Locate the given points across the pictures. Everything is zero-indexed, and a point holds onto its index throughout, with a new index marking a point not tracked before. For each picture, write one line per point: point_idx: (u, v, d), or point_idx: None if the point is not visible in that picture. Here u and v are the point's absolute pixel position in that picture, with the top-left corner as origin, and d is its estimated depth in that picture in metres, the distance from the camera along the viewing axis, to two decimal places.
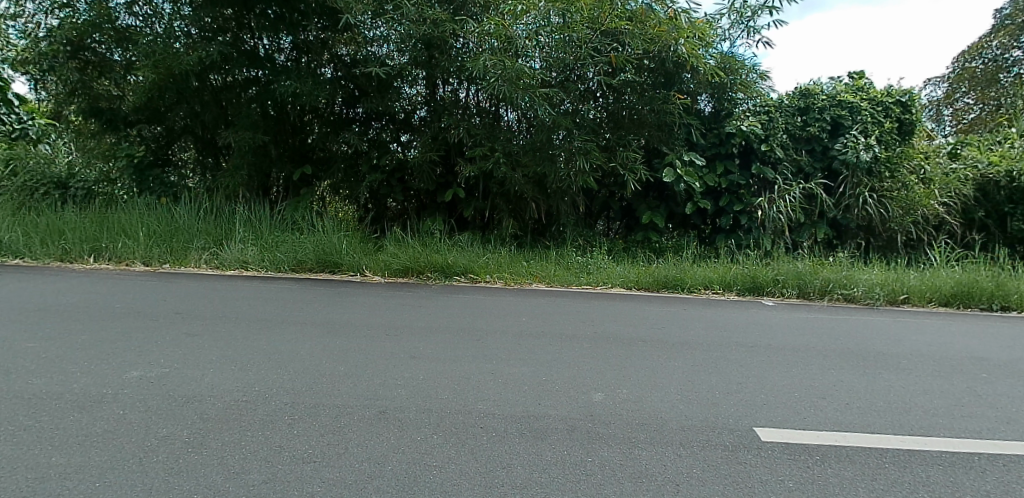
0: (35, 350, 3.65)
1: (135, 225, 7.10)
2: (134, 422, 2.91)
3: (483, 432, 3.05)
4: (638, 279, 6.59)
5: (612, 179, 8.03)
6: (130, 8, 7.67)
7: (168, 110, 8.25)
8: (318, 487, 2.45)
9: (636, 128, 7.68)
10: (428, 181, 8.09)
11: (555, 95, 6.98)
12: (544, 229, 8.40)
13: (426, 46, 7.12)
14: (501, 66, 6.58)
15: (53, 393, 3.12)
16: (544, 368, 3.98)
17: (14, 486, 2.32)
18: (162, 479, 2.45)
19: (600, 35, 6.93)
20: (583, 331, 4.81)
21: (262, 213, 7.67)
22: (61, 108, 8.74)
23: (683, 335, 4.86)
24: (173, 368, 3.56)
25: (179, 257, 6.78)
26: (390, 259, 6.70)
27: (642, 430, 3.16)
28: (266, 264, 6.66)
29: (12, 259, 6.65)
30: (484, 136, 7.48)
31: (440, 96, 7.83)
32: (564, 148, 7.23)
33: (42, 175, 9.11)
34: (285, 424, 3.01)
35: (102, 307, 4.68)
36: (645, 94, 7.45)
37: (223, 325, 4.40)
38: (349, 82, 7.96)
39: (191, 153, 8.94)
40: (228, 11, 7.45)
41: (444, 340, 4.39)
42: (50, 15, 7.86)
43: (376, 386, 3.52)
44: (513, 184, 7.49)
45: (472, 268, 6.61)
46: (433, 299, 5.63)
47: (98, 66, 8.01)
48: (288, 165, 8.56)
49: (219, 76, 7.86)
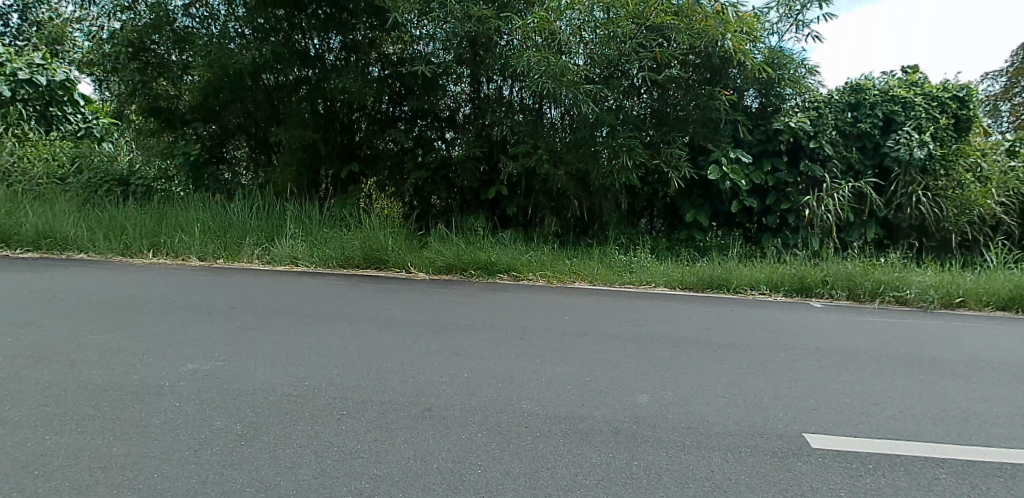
0: (98, 341, 3.79)
1: (191, 222, 7.33)
2: (190, 414, 2.99)
3: (526, 432, 3.02)
4: (683, 278, 6.46)
5: (656, 176, 7.89)
6: (188, 9, 7.91)
7: (222, 109, 8.47)
8: (367, 483, 2.46)
9: (680, 125, 7.55)
10: (471, 179, 8.13)
11: (599, 91, 6.97)
12: (586, 227, 8.34)
13: (471, 44, 7.17)
14: (545, 62, 6.57)
15: (116, 384, 3.23)
16: (587, 368, 3.93)
17: (79, 475, 2.41)
18: (217, 471, 2.50)
19: (645, 30, 6.85)
20: (627, 331, 4.74)
21: (311, 210, 7.82)
22: (123, 108, 9.08)
23: (729, 337, 4.73)
24: (226, 361, 3.63)
25: (232, 252, 6.94)
26: (434, 256, 6.74)
27: (688, 434, 3.08)
28: (315, 260, 6.80)
29: (76, 254, 6.89)
30: (527, 132, 7.52)
31: (483, 94, 7.83)
32: (608, 144, 7.17)
33: (106, 173, 9.39)
34: (334, 418, 3.05)
35: (161, 300, 4.84)
36: (690, 90, 7.36)
37: (275, 320, 4.48)
38: (395, 80, 8.04)
39: (245, 151, 9.21)
40: (280, 12, 7.62)
41: (487, 337, 4.38)
42: (112, 17, 8.19)
43: (420, 382, 3.53)
44: (556, 182, 7.50)
45: (515, 266, 6.59)
46: (475, 297, 5.62)
47: (157, 67, 8.28)
48: (337, 163, 8.76)
49: (271, 75, 7.97)
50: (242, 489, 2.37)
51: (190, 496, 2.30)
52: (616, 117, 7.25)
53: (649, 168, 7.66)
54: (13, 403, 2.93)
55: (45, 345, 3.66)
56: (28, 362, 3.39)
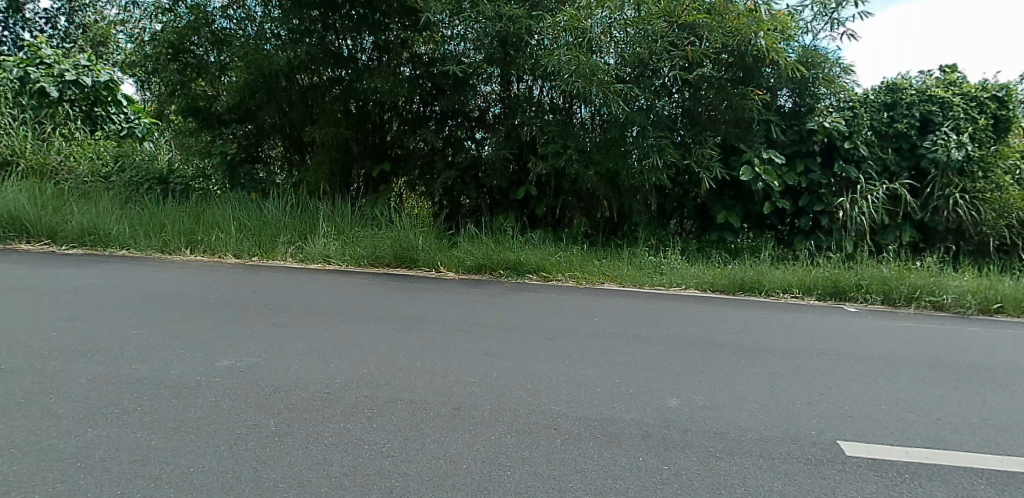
0: (138, 336, 3.87)
1: (227, 220, 7.46)
2: (224, 409, 3.02)
3: (556, 434, 3.00)
4: (713, 280, 6.36)
5: (687, 176, 7.79)
6: (226, 11, 8.14)
7: (259, 109, 8.58)
8: (397, 482, 2.46)
9: (712, 125, 7.51)
10: (501, 179, 8.12)
11: (630, 91, 6.92)
12: (616, 228, 8.28)
13: (502, 43, 7.17)
14: (576, 61, 6.55)
15: (154, 379, 3.28)
16: (616, 370, 3.89)
17: (120, 467, 2.45)
18: (250, 467, 2.52)
19: (677, 29, 6.82)
20: (656, 333, 4.69)
21: (343, 210, 7.92)
22: (164, 108, 9.24)
23: (760, 341, 4.64)
24: (260, 358, 3.68)
25: (267, 250, 7.06)
26: (464, 256, 6.75)
27: (720, 439, 3.03)
28: (347, 259, 6.87)
29: (118, 250, 7.08)
30: (557, 133, 7.52)
31: (514, 94, 7.88)
32: (638, 145, 7.16)
33: (147, 172, 9.51)
34: (365, 416, 3.06)
35: (199, 297, 4.94)
36: (722, 90, 7.23)
37: (307, 317, 4.54)
38: (426, 81, 8.13)
39: (279, 150, 9.28)
40: (314, 13, 7.68)
41: (516, 338, 4.37)
42: (154, 19, 8.34)
43: (450, 382, 3.54)
44: (586, 182, 7.50)
45: (544, 266, 6.57)
46: (505, 297, 5.62)
47: (197, 67, 8.44)
48: (368, 162, 8.83)
49: (306, 76, 8.13)
50: (275, 485, 2.39)
51: (225, 490, 2.33)
52: (647, 117, 7.21)
53: (680, 168, 7.60)
54: (58, 396, 3.01)
55: (86, 340, 3.74)
56: (72, 355, 3.48)
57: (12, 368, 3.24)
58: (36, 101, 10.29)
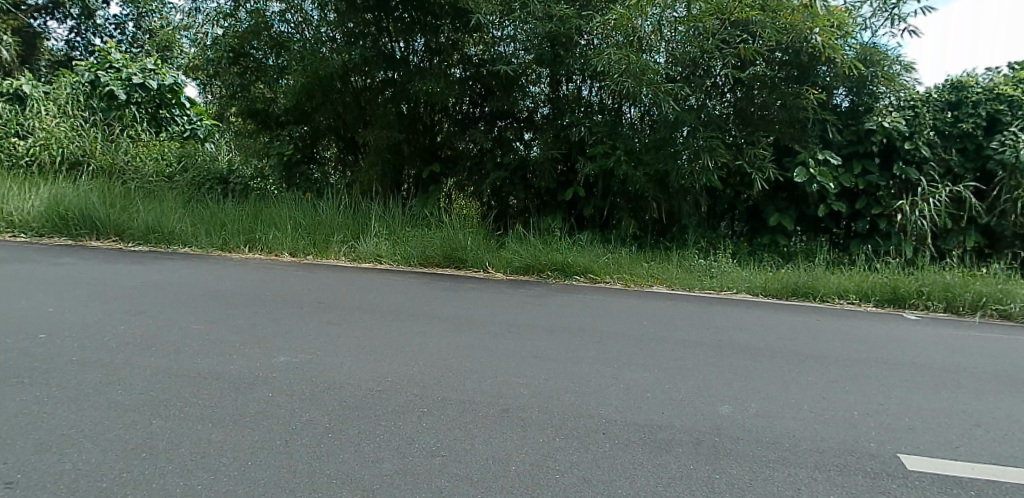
0: (200, 331, 4.00)
1: (284, 219, 7.66)
2: (281, 404, 3.09)
3: (604, 439, 2.94)
4: (766, 284, 6.19)
5: (738, 178, 7.68)
6: (284, 15, 8.38)
7: (314, 111, 8.76)
8: (447, 482, 2.45)
9: (766, 125, 7.36)
10: (549, 179, 8.11)
11: (681, 90, 6.87)
12: (664, 230, 8.13)
13: (552, 43, 7.18)
14: (626, 61, 6.55)
15: (215, 373, 3.38)
16: (666, 375, 3.81)
17: (181, 459, 2.52)
18: (304, 461, 2.56)
19: (729, 26, 6.73)
20: (708, 338, 4.57)
21: (394, 209, 8.08)
22: (224, 111, 9.54)
23: (816, 349, 4.48)
24: (315, 354, 3.75)
25: (321, 249, 7.23)
26: (512, 256, 6.74)
27: (774, 449, 2.91)
28: (398, 258, 6.97)
29: (181, 247, 7.34)
30: (606, 134, 7.47)
31: (563, 94, 7.89)
32: (688, 145, 7.03)
33: (208, 172, 9.80)
34: (416, 415, 3.08)
35: (256, 294, 5.08)
36: (776, 88, 7.11)
37: (360, 316, 4.61)
38: (476, 82, 8.15)
39: (333, 151, 9.46)
40: (369, 16, 7.95)
41: (565, 340, 4.33)
42: (215, 23, 8.62)
43: (498, 383, 3.52)
44: (634, 184, 7.38)
45: (592, 268, 6.53)
46: (552, 299, 5.59)
47: (256, 70, 8.77)
48: (418, 162, 8.86)
49: (360, 78, 8.28)
50: (328, 480, 2.42)
51: (281, 484, 2.37)
52: (698, 117, 7.15)
53: (732, 169, 7.51)
54: (125, 388, 3.12)
55: (151, 333, 3.89)
56: (136, 349, 3.60)
57: (82, 361, 3.38)
58: (105, 105, 10.95)
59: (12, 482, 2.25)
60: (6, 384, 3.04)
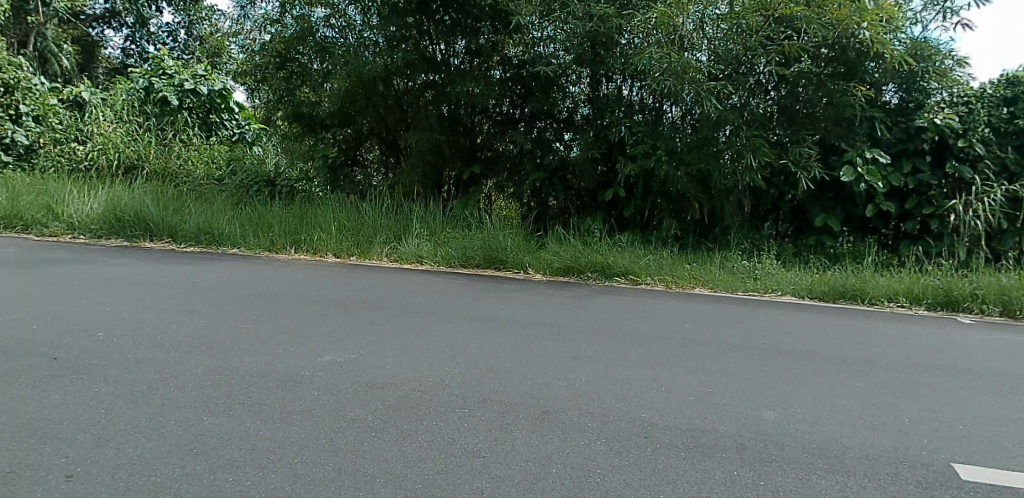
0: (248, 330, 4.09)
1: (328, 220, 7.79)
2: (325, 403, 3.13)
3: (646, 443, 2.89)
4: (811, 287, 6.04)
5: (782, 177, 7.50)
6: (328, 20, 8.52)
7: (358, 114, 8.93)
8: (488, 484, 2.43)
9: (812, 123, 7.19)
10: (590, 179, 8.06)
11: (723, 88, 6.75)
12: (706, 231, 8.01)
13: (592, 44, 7.25)
14: (667, 59, 6.53)
15: (263, 371, 3.44)
16: (709, 378, 3.73)
17: (230, 456, 2.57)
18: (348, 460, 2.58)
19: (772, 22, 6.62)
20: (752, 342, 4.46)
21: (436, 211, 8.20)
22: (272, 114, 9.71)
23: (865, 353, 4.33)
24: (359, 354, 3.79)
25: (364, 250, 7.34)
26: (552, 257, 6.75)
27: (823, 456, 2.82)
28: (439, 259, 7.01)
29: (231, 248, 7.54)
30: (646, 134, 7.42)
31: (602, 94, 7.85)
32: (732, 145, 6.92)
33: (256, 174, 10.00)
34: (457, 416, 3.08)
35: (302, 294, 5.18)
36: (822, 85, 6.94)
37: (402, 316, 4.65)
38: (516, 83, 8.22)
39: (376, 153, 9.59)
40: (410, 20, 8.03)
41: (606, 342, 4.29)
42: (263, 30, 8.86)
43: (539, 384, 3.51)
44: (676, 184, 7.39)
45: (632, 269, 6.46)
46: (593, 300, 5.56)
47: (301, 75, 8.84)
48: (458, 164, 8.99)
49: (401, 81, 8.37)
50: (373, 479, 2.43)
51: (324, 482, 2.39)
52: (740, 115, 6.96)
53: (775, 168, 7.34)
54: (177, 385, 3.21)
55: (202, 332, 4.00)
56: (187, 348, 3.70)
57: (137, 358, 3.49)
58: (159, 110, 11.82)
59: (72, 475, 2.33)
60: (67, 379, 3.16)
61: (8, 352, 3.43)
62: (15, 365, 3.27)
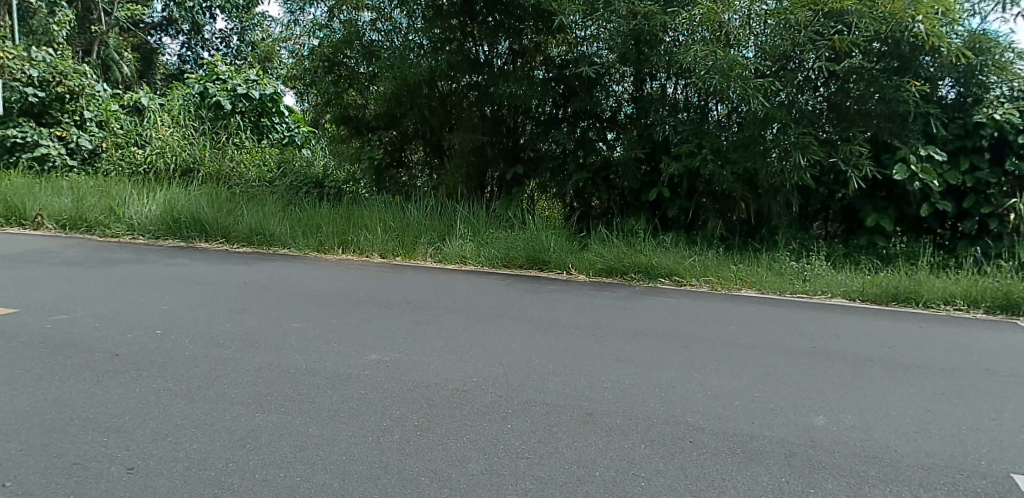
0: (297, 328, 4.18)
1: (375, 221, 7.95)
2: (371, 401, 3.17)
3: (691, 447, 2.82)
4: (862, 289, 5.86)
5: (832, 176, 7.32)
6: (374, 24, 8.62)
7: (403, 116, 8.98)
8: (532, 484, 2.40)
9: (864, 120, 6.95)
10: (633, 179, 7.97)
11: (771, 85, 6.63)
12: (752, 231, 7.91)
13: (636, 42, 7.21)
14: (713, 56, 6.49)
15: (311, 369, 3.51)
16: (756, 383, 3.65)
17: (280, 452, 2.61)
18: (394, 458, 2.60)
19: (822, 17, 6.46)
20: (801, 345, 4.35)
21: (479, 212, 8.28)
22: (320, 118, 9.96)
23: (920, 358, 4.16)
24: (404, 354, 3.83)
25: (409, 251, 7.43)
26: (595, 258, 6.71)
27: (873, 464, 2.69)
28: (482, 260, 7.06)
29: (281, 249, 7.70)
30: (692, 132, 7.33)
31: (646, 92, 7.74)
32: (779, 142, 6.84)
33: (305, 177, 10.44)
34: (500, 416, 3.08)
35: (349, 293, 5.29)
36: (874, 81, 6.74)
37: (445, 316, 4.69)
38: (558, 83, 8.18)
39: (421, 155, 9.66)
40: (454, 22, 8.13)
41: (650, 344, 4.25)
42: (311, 35, 9.00)
43: (582, 386, 3.49)
44: (722, 183, 7.25)
45: (677, 271, 6.38)
46: (635, 301, 5.51)
47: (348, 78, 9.00)
48: (501, 165, 8.97)
49: (445, 82, 8.46)
50: (417, 477, 2.43)
51: (369, 479, 2.40)
52: (789, 112, 6.85)
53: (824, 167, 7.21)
54: (230, 382, 3.29)
55: (252, 330, 4.10)
56: (241, 345, 3.81)
57: (193, 355, 3.61)
58: (213, 114, 12.54)
59: (133, 467, 2.40)
60: (128, 375, 3.28)
61: (72, 349, 3.58)
62: (81, 361, 3.42)
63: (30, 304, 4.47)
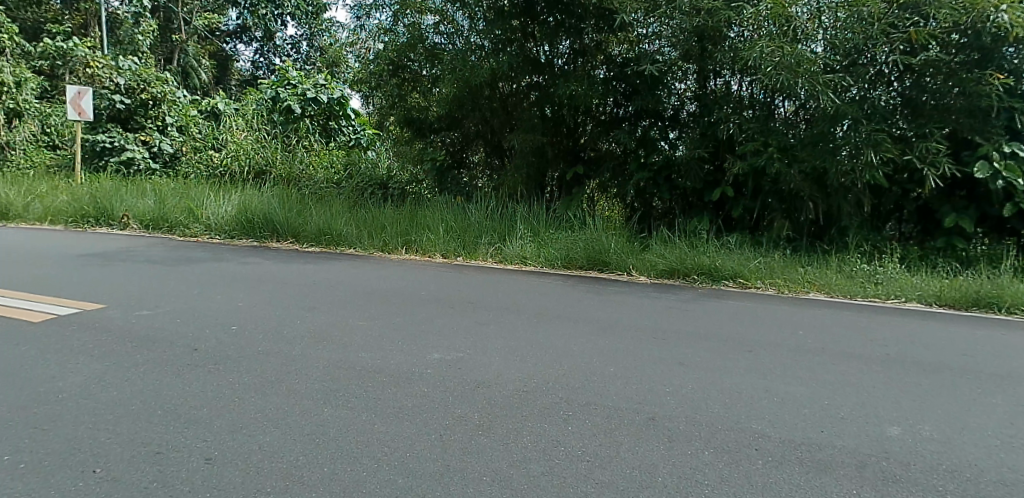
0: (362, 326, 4.28)
1: (437, 222, 8.09)
2: (434, 400, 3.20)
3: (757, 455, 2.74)
4: (940, 293, 5.58)
5: (906, 175, 7.06)
6: (437, 27, 8.76)
7: (465, 118, 9.23)
8: (592, 488, 2.37)
9: (941, 115, 6.64)
10: (695, 179, 7.85)
11: (841, 81, 6.46)
12: (822, 232, 7.62)
13: (699, 38, 7.06)
14: (780, 52, 6.24)
15: (377, 367, 3.58)
16: (825, 390, 3.52)
17: (346, 447, 2.66)
18: (456, 457, 2.61)
19: (897, 9, 6.25)
20: (874, 352, 4.16)
21: (539, 212, 8.30)
22: (383, 120, 10.20)
23: (1003, 368, 3.90)
24: (466, 353, 3.87)
25: (470, 250, 7.50)
26: (656, 259, 6.62)
27: (952, 479, 2.54)
28: (542, 260, 7.07)
29: (348, 248, 7.92)
30: (757, 130, 7.19)
31: (710, 90, 7.65)
32: (849, 141, 6.60)
33: (371, 178, 10.75)
34: (562, 418, 3.06)
35: (413, 292, 5.39)
36: (953, 75, 6.44)
37: (506, 316, 4.72)
38: (620, 82, 8.09)
39: (481, 156, 9.81)
40: (515, 23, 8.16)
41: (714, 348, 4.15)
42: (377, 39, 9.30)
43: (645, 390, 3.44)
44: (789, 182, 7.09)
45: (742, 273, 6.22)
46: (697, 304, 5.41)
47: (412, 81, 9.22)
48: (561, 165, 9.02)
49: (507, 83, 8.54)
50: (478, 477, 2.44)
51: (430, 477, 2.42)
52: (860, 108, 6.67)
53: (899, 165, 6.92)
54: (301, 377, 3.40)
55: (320, 328, 4.22)
56: (311, 342, 3.93)
57: (266, 351, 3.74)
58: (284, 118, 12.79)
59: (211, 458, 2.50)
60: (205, 369, 3.42)
61: (154, 343, 3.77)
62: (162, 354, 3.59)
63: (113, 299, 4.75)
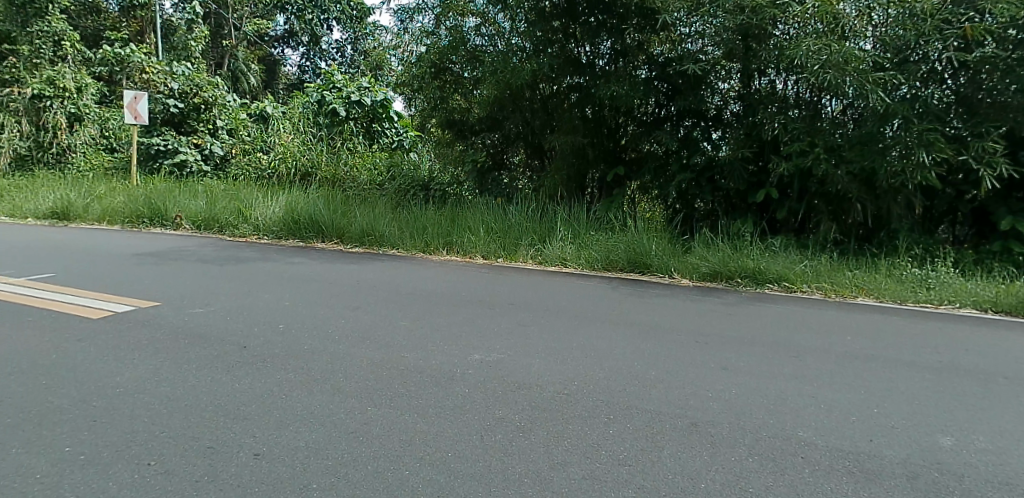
0: (405, 327, 4.33)
1: (477, 223, 8.14)
2: (475, 401, 3.22)
3: (803, 463, 2.67)
4: (996, 300, 5.34)
5: (961, 176, 6.83)
6: (478, 29, 8.86)
7: (506, 119, 9.29)
8: (634, 493, 2.34)
9: (999, 114, 6.39)
10: (738, 180, 7.73)
11: (892, 79, 6.27)
12: (871, 235, 7.49)
13: (744, 36, 6.85)
14: (827, 49, 6.17)
15: (419, 367, 3.62)
16: (875, 398, 3.41)
17: (388, 446, 2.69)
18: (497, 459, 2.62)
19: (950, 5, 6.13)
20: (929, 361, 4.02)
21: (580, 214, 8.30)
22: (426, 122, 10.33)
23: None
24: (507, 354, 3.88)
25: (510, 252, 7.54)
26: (698, 262, 6.53)
27: (1012, 492, 2.43)
28: (581, 263, 7.07)
29: (390, 249, 8.03)
30: (804, 130, 6.97)
31: (756, 89, 7.49)
32: (900, 141, 6.44)
33: (413, 180, 10.85)
34: (603, 422, 3.04)
35: (456, 294, 5.43)
36: (1011, 71, 6.22)
37: (549, 319, 4.72)
38: (662, 82, 8.01)
39: (521, 157, 9.88)
40: (556, 23, 8.17)
41: (760, 354, 4.07)
42: (420, 42, 9.42)
43: (688, 395, 3.39)
44: (836, 184, 6.95)
45: (787, 276, 6.10)
46: (741, 307, 5.32)
47: (453, 83, 9.32)
48: (602, 167, 8.94)
49: (548, 84, 8.53)
50: (519, 479, 2.44)
51: (470, 478, 2.43)
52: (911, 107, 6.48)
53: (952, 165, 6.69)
54: (346, 376, 3.46)
55: (363, 327, 4.30)
56: (356, 341, 4.00)
57: (312, 349, 3.81)
58: (329, 120, 13.05)
59: (260, 453, 2.56)
60: (253, 366, 3.51)
61: (204, 339, 3.89)
62: (214, 351, 3.70)
63: (165, 296, 4.92)
